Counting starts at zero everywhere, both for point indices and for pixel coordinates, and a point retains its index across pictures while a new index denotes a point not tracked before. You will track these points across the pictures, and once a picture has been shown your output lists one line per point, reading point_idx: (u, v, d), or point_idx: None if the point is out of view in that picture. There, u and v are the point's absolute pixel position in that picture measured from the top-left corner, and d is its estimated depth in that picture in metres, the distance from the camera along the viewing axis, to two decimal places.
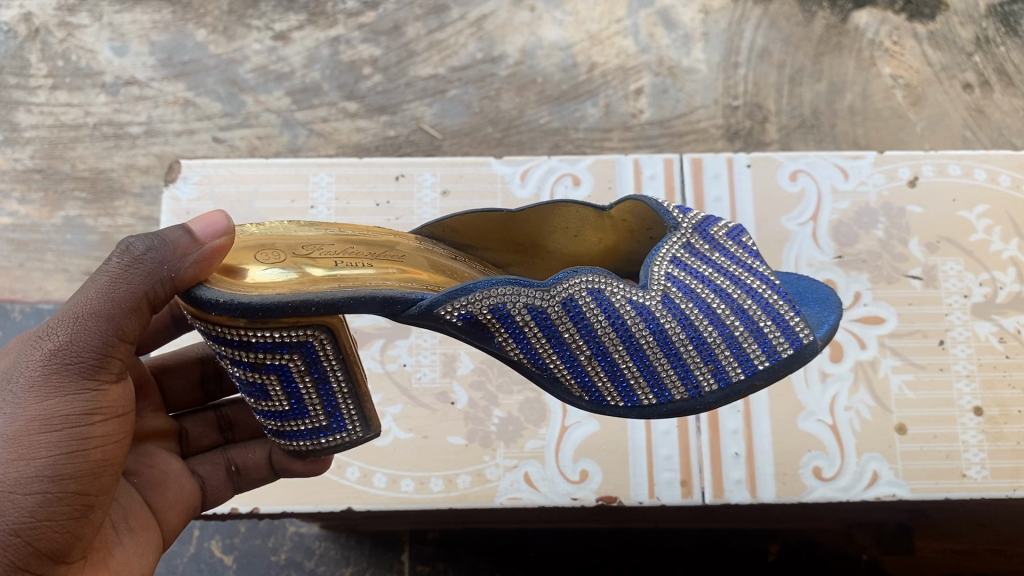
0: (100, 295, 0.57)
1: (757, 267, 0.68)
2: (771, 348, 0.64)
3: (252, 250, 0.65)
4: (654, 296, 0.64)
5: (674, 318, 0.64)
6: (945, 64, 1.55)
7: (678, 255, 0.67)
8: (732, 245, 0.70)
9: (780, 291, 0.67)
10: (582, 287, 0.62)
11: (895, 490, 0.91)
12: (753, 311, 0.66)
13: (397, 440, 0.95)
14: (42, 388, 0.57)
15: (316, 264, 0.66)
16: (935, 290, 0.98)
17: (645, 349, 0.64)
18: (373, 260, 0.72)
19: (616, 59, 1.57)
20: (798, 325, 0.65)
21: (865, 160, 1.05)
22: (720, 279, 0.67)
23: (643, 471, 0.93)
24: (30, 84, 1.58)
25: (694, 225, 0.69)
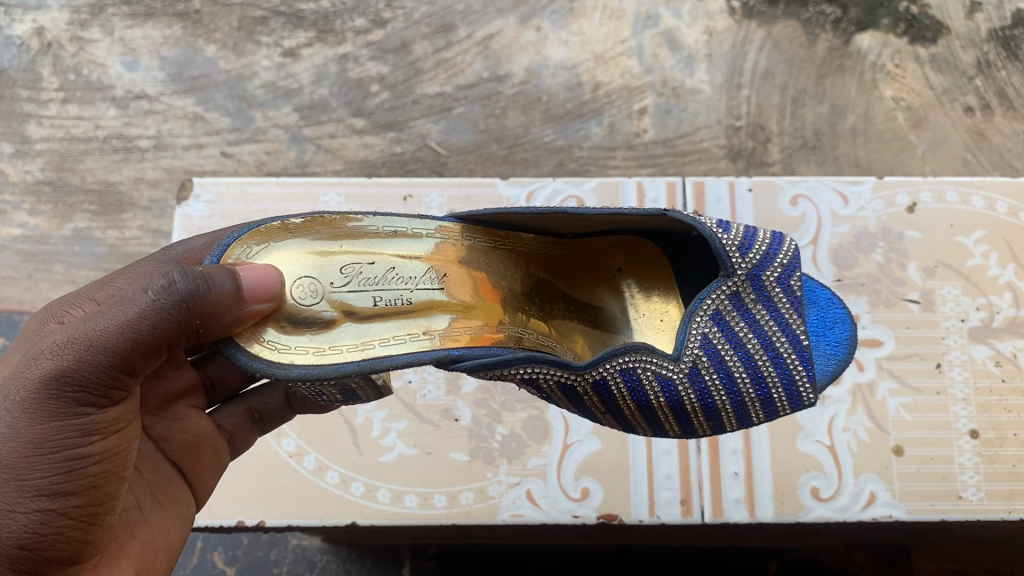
0: (118, 332, 0.56)
1: (791, 326, 0.73)
2: (771, 410, 0.74)
3: (299, 276, 0.68)
4: (681, 369, 0.70)
5: (693, 388, 0.71)
6: (947, 87, 1.57)
7: (719, 308, 0.71)
8: (778, 297, 0.73)
9: (804, 354, 0.73)
10: (615, 370, 0.69)
11: (891, 511, 0.92)
12: (771, 380, 0.72)
13: (402, 455, 0.96)
14: (38, 412, 0.56)
15: (354, 304, 0.70)
16: (933, 314, 1.00)
17: (658, 412, 0.72)
18: (416, 289, 0.74)
19: (621, 79, 1.59)
20: (805, 393, 0.73)
21: (865, 185, 1.05)
22: (752, 344, 0.72)
23: (644, 490, 0.94)
24: (41, 98, 1.60)
25: (749, 271, 0.72)
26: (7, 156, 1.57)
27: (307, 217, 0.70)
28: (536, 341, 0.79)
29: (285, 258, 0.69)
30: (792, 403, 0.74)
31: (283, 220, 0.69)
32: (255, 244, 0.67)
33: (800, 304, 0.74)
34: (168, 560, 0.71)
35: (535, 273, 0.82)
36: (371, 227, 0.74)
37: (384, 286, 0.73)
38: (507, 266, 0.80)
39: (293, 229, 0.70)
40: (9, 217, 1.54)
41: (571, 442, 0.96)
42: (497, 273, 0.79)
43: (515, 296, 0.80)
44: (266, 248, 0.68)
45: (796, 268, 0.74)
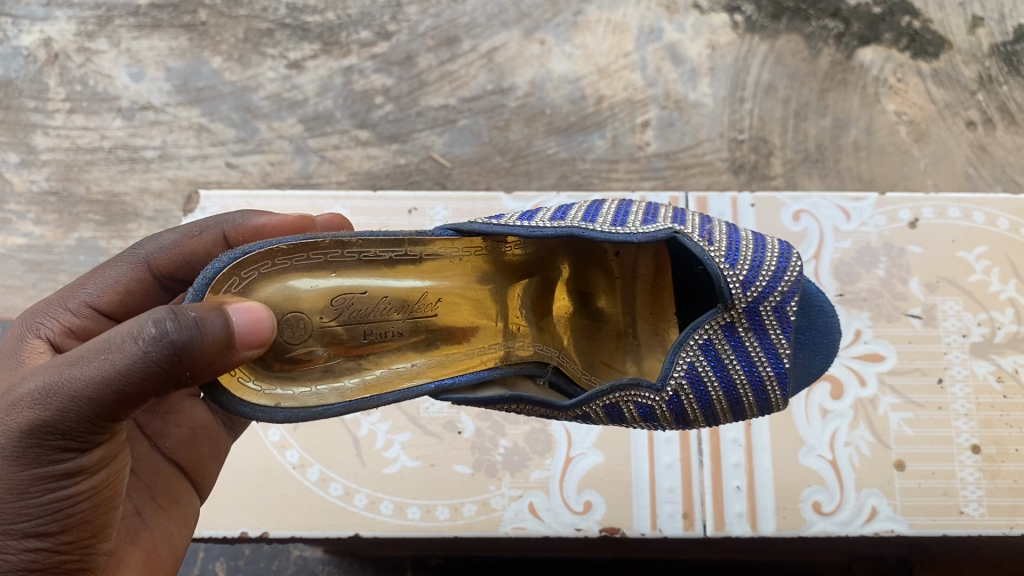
0: (102, 384, 0.52)
1: (777, 351, 0.74)
2: (740, 417, 0.77)
3: (291, 311, 0.68)
4: (663, 398, 0.71)
5: (671, 411, 0.72)
6: (948, 102, 1.57)
7: (709, 337, 0.72)
8: (769, 324, 0.73)
9: (783, 377, 0.75)
10: (600, 406, 0.70)
11: (893, 526, 0.92)
12: (745, 397, 0.75)
13: (405, 468, 0.96)
14: (21, 458, 0.54)
15: (342, 334, 0.72)
16: (934, 329, 1.00)
17: (632, 425, 0.74)
18: (405, 311, 0.76)
19: (624, 92, 1.60)
20: (775, 404, 0.76)
21: (867, 201, 1.06)
22: (736, 371, 0.73)
23: (646, 503, 0.94)
24: (47, 108, 1.61)
25: (747, 305, 0.72)
26: (13, 166, 1.58)
27: (298, 243, 0.66)
28: (523, 357, 0.80)
29: (277, 285, 0.67)
30: (761, 410, 0.77)
31: (274, 248, 0.65)
32: (241, 272, 0.64)
33: (790, 329, 0.75)
34: (173, 563, 0.71)
35: (520, 275, 0.83)
36: (365, 249, 0.71)
37: (374, 315, 0.74)
38: (498, 283, 0.82)
39: (282, 253, 0.66)
40: (15, 226, 1.55)
41: (573, 455, 0.96)
42: (486, 289, 0.81)
43: (502, 305, 0.82)
44: (256, 277, 0.65)
45: (793, 295, 0.74)
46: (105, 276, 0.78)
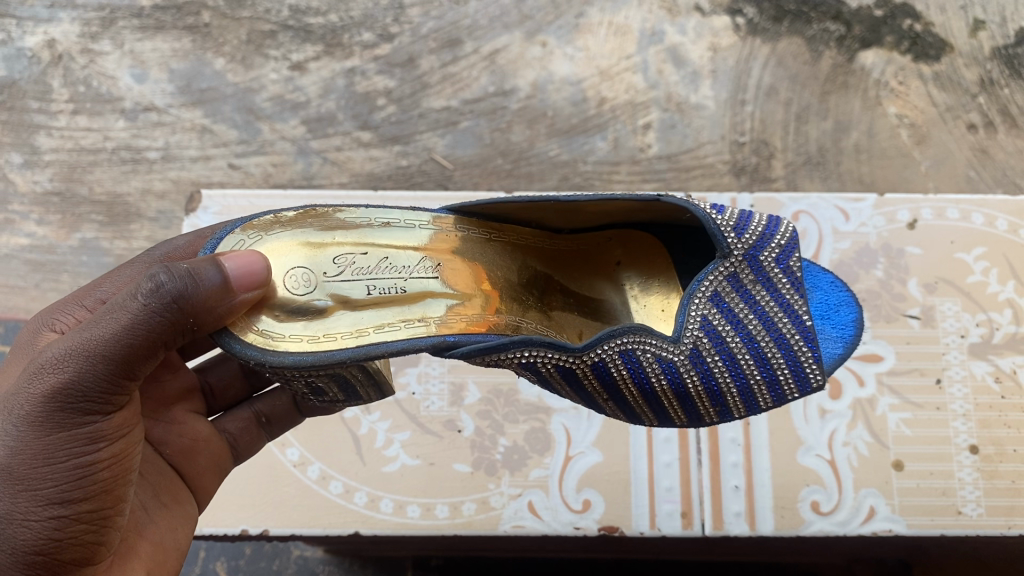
0: (114, 338, 0.56)
1: (791, 304, 0.74)
2: (778, 393, 0.74)
3: (291, 264, 0.70)
4: (682, 351, 0.71)
5: (696, 373, 0.72)
6: (949, 105, 1.58)
7: (717, 289, 0.72)
8: (777, 276, 0.73)
9: (805, 333, 0.73)
10: (615, 353, 0.69)
11: (891, 525, 0.93)
12: (773, 361, 0.73)
13: (405, 466, 0.96)
14: (44, 424, 0.56)
15: (348, 293, 0.71)
16: (932, 330, 1.00)
17: (660, 397, 0.72)
18: (411, 279, 0.75)
19: (625, 95, 1.61)
20: (812, 373, 0.74)
21: (866, 201, 1.06)
22: (753, 325, 0.72)
23: (645, 502, 0.94)
24: (51, 109, 1.61)
25: (747, 252, 0.73)
26: (17, 166, 1.59)
27: (300, 210, 0.72)
28: (533, 329, 0.79)
29: (277, 243, 0.70)
30: (801, 385, 0.74)
31: (273, 215, 0.71)
32: (246, 235, 0.69)
33: (801, 283, 0.74)
34: (178, 558, 0.72)
35: (532, 267, 0.82)
36: (364, 216, 0.75)
37: (377, 277, 0.73)
38: (504, 259, 0.81)
39: (284, 222, 0.72)
40: (18, 226, 1.55)
41: (572, 454, 0.96)
42: (493, 264, 0.80)
43: (512, 286, 0.80)
44: (259, 240, 0.70)
45: (793, 247, 0.75)
46: (121, 274, 0.78)
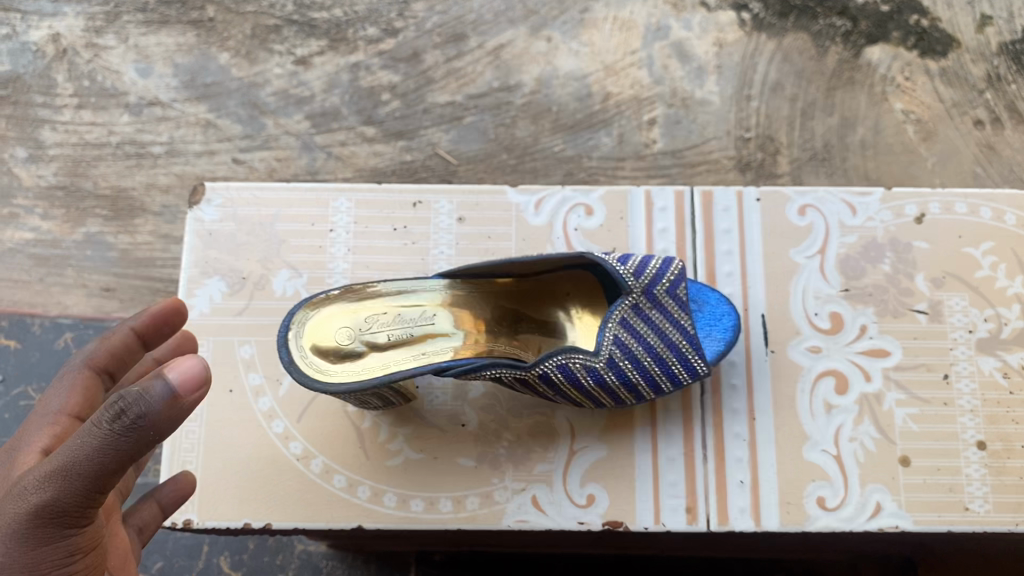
0: (87, 462, 0.54)
1: (681, 323, 0.92)
2: (677, 381, 0.92)
3: (337, 326, 0.90)
4: (602, 360, 0.88)
5: (614, 373, 0.89)
6: (956, 101, 1.57)
7: (623, 316, 0.90)
8: (671, 303, 0.92)
9: (691, 339, 0.91)
10: (553, 366, 0.86)
11: (897, 521, 0.92)
12: (670, 362, 0.91)
13: (408, 460, 0.96)
14: (31, 540, 0.56)
15: (376, 340, 0.91)
16: (941, 325, 0.99)
17: (588, 390, 0.90)
18: (418, 326, 0.93)
19: (631, 90, 1.60)
20: (697, 364, 0.91)
21: (873, 195, 1.04)
22: (654, 340, 0.90)
23: (649, 497, 0.94)
24: (56, 103, 1.61)
25: (644, 286, 0.91)
26: (21, 160, 1.58)
27: (342, 287, 0.92)
28: (504, 351, 0.95)
29: (326, 310, 0.91)
30: (691, 374, 0.92)
31: (325, 292, 0.91)
32: (308, 307, 0.90)
33: (688, 305, 0.93)
34: None
35: (502, 303, 0.97)
36: (385, 288, 0.93)
37: (393, 330, 0.92)
38: (480, 304, 0.96)
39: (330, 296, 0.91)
40: (22, 221, 1.55)
41: (576, 449, 0.95)
42: (477, 310, 0.96)
43: (491, 322, 0.96)
44: (312, 314, 0.90)
45: (681, 279, 0.93)
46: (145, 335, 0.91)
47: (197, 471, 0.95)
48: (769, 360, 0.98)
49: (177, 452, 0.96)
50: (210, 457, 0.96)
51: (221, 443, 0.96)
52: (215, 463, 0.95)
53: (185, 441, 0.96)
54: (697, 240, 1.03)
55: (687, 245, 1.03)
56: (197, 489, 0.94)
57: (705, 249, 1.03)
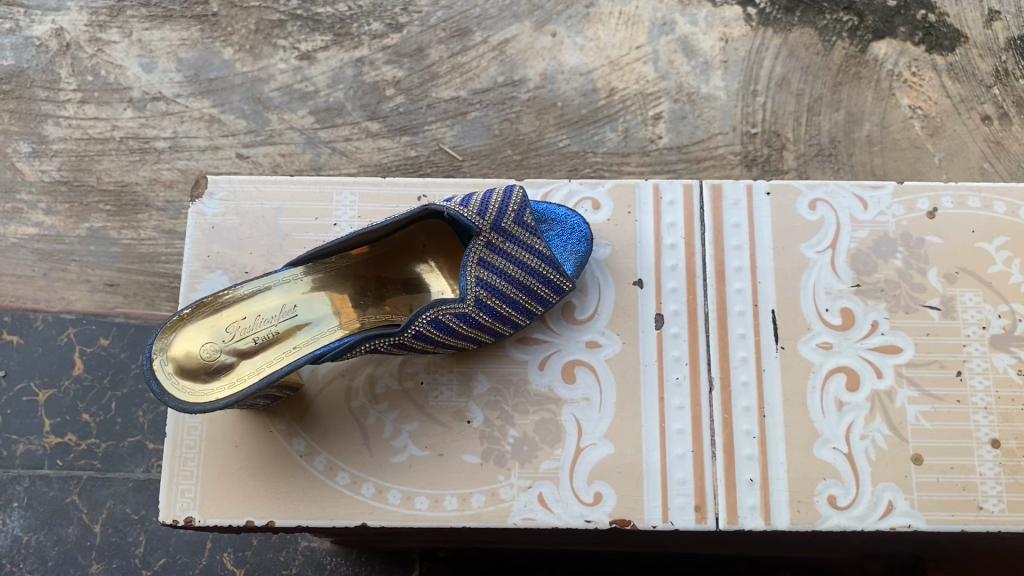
0: None
1: (537, 248, 0.90)
2: (545, 300, 0.93)
3: (202, 342, 0.86)
4: (473, 304, 0.88)
5: (488, 314, 0.89)
6: (964, 96, 1.55)
7: (480, 256, 0.88)
8: (520, 232, 0.90)
9: (551, 262, 0.91)
10: (424, 322, 0.86)
11: (910, 521, 0.91)
12: (540, 289, 0.91)
13: (412, 457, 0.94)
14: None
15: (242, 347, 0.87)
16: (953, 321, 0.98)
17: (470, 335, 0.91)
18: (283, 321, 0.90)
19: (636, 85, 1.59)
20: (561, 281, 0.92)
21: (885, 189, 1.03)
22: (519, 273, 0.90)
23: (657, 495, 0.93)
24: (59, 98, 1.60)
25: (491, 223, 0.88)
26: (25, 156, 1.58)
27: (197, 304, 0.86)
28: (376, 322, 0.94)
29: (195, 331, 0.86)
30: (557, 290, 0.93)
31: (176, 315, 0.85)
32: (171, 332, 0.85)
33: (537, 230, 0.91)
34: None
35: (362, 273, 0.95)
36: (236, 291, 0.89)
37: (256, 332, 0.88)
38: (325, 286, 0.93)
39: (185, 316, 0.86)
40: (26, 216, 1.54)
41: (583, 446, 0.94)
42: (324, 294, 0.93)
43: (350, 299, 0.94)
44: (174, 337, 0.85)
45: (525, 205, 0.91)
46: None
47: (198, 468, 0.94)
48: (780, 356, 0.97)
49: (179, 449, 0.95)
50: (212, 454, 0.95)
51: (222, 440, 0.95)
52: (219, 459, 0.95)
53: (187, 438, 0.95)
54: (705, 234, 1.02)
55: (695, 239, 1.01)
56: (199, 487, 0.94)
57: (713, 243, 1.01)
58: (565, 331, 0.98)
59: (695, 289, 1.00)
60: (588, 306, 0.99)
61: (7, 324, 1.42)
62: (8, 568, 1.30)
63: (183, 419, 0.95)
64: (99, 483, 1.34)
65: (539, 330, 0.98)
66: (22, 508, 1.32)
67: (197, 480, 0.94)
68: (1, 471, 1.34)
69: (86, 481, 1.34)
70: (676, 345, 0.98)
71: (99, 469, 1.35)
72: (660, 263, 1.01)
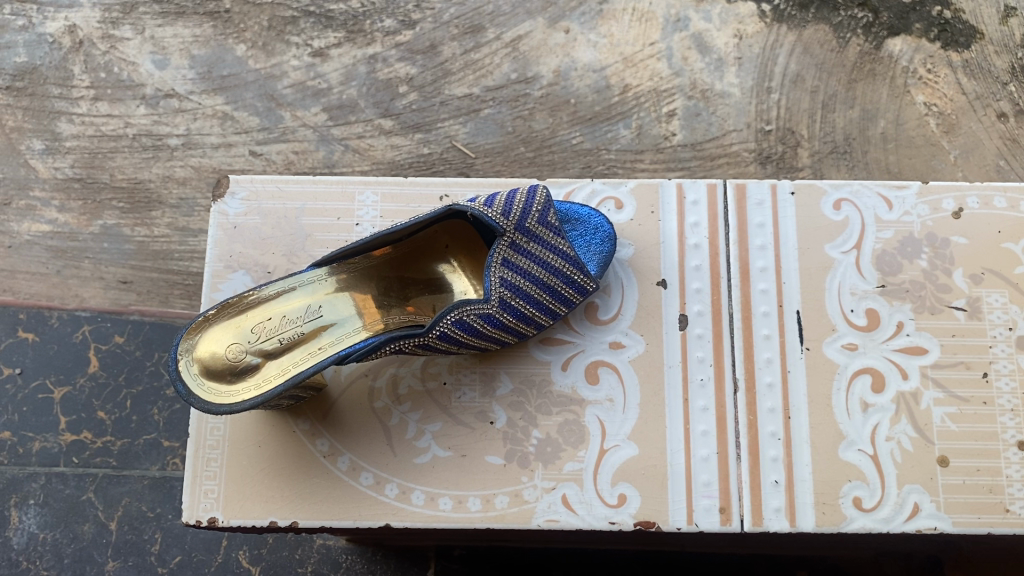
0: None
1: (561, 249, 0.91)
2: (568, 301, 0.93)
3: (228, 343, 0.86)
4: (498, 304, 0.88)
5: (512, 315, 0.89)
6: (979, 93, 1.54)
7: (505, 256, 0.88)
8: (543, 233, 0.90)
9: (575, 263, 0.91)
10: (449, 323, 0.86)
11: (936, 523, 0.91)
12: (563, 290, 0.91)
13: (436, 457, 0.94)
14: None
15: (268, 348, 0.87)
16: (979, 322, 0.97)
17: (493, 336, 0.90)
18: (308, 321, 0.90)
19: (650, 82, 1.58)
20: (585, 282, 0.92)
21: (910, 189, 1.02)
22: (543, 274, 0.90)
23: (682, 497, 0.93)
24: (72, 95, 1.60)
25: (515, 224, 0.89)
26: (38, 153, 1.57)
27: (222, 305, 0.86)
28: (399, 323, 0.94)
29: (220, 331, 0.86)
30: (580, 291, 0.93)
31: (202, 315, 0.85)
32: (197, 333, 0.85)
33: (561, 231, 0.91)
34: None
35: (386, 273, 0.95)
36: (261, 292, 0.89)
37: (281, 332, 0.88)
38: (348, 287, 0.93)
39: (211, 317, 0.86)
40: (39, 213, 1.54)
41: (607, 447, 0.94)
42: (347, 294, 0.93)
43: (373, 299, 0.94)
44: (200, 338, 0.85)
45: (548, 205, 0.91)
46: None
47: (221, 469, 0.94)
48: (805, 357, 0.97)
49: (201, 449, 0.95)
50: (235, 454, 0.95)
51: (245, 440, 0.95)
52: (242, 459, 0.95)
53: (209, 438, 0.95)
54: (730, 234, 1.01)
55: (719, 239, 1.01)
56: (223, 487, 0.94)
57: (738, 243, 1.01)
58: (588, 331, 0.98)
59: (719, 289, 0.99)
60: (612, 306, 0.99)
61: (22, 322, 1.42)
62: (25, 566, 1.30)
63: (206, 419, 0.96)
64: (115, 481, 1.34)
65: (562, 330, 0.98)
66: (38, 505, 1.33)
67: (221, 480, 0.94)
68: (18, 468, 1.34)
69: (102, 479, 1.34)
70: (700, 347, 0.97)
71: (114, 467, 1.35)
72: (684, 263, 1.00)
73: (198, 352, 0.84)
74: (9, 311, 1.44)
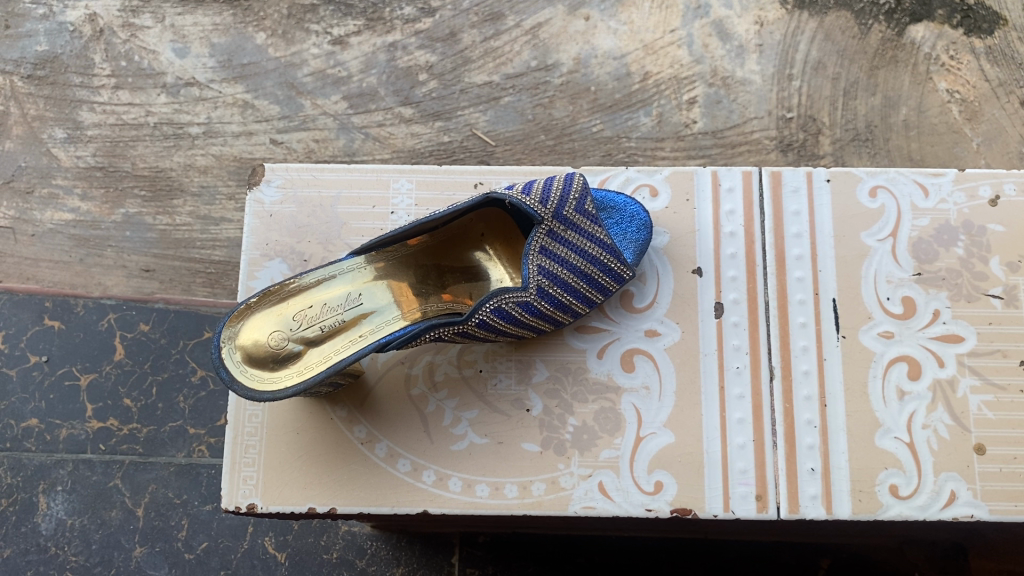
0: None
1: (598, 237, 0.91)
2: (604, 289, 0.93)
3: (270, 330, 0.86)
4: (536, 293, 0.88)
5: (549, 303, 0.90)
6: (1003, 79, 1.53)
7: (543, 244, 0.88)
8: (581, 221, 0.90)
9: (612, 251, 0.91)
10: (487, 311, 0.86)
11: (973, 511, 0.91)
12: (600, 278, 0.91)
13: (472, 445, 0.95)
14: None
15: (309, 335, 0.88)
16: (1016, 310, 0.97)
17: (531, 324, 0.91)
18: (348, 309, 0.90)
19: (670, 69, 1.57)
20: (621, 271, 0.92)
21: (945, 176, 1.02)
22: (580, 262, 0.90)
23: (718, 485, 0.93)
24: (93, 83, 1.60)
25: (553, 212, 0.89)
26: (60, 141, 1.58)
27: (264, 292, 0.87)
28: (437, 311, 0.95)
29: (263, 319, 0.87)
30: (617, 280, 0.93)
31: (245, 303, 0.86)
32: (239, 321, 0.86)
33: (598, 219, 0.92)
34: None
35: (422, 262, 0.95)
36: (302, 279, 0.89)
37: (322, 319, 0.89)
38: (386, 275, 0.93)
39: (253, 304, 0.87)
40: (62, 202, 1.55)
41: (643, 435, 0.94)
42: (385, 282, 0.93)
43: (410, 287, 0.94)
44: (242, 325, 0.86)
45: (586, 194, 0.91)
46: None
47: (260, 456, 0.95)
48: (841, 345, 0.97)
49: (240, 436, 0.95)
50: (273, 441, 0.96)
51: (284, 427, 0.96)
52: (280, 446, 0.95)
53: (248, 425, 0.96)
54: (765, 222, 1.01)
55: (755, 227, 1.01)
56: (261, 474, 0.95)
57: (773, 231, 1.01)
58: (624, 319, 0.98)
59: (755, 277, 0.99)
60: (647, 294, 0.99)
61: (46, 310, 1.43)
62: (53, 552, 1.31)
63: (245, 407, 0.96)
64: (141, 468, 1.35)
65: (597, 318, 0.98)
66: (66, 491, 1.34)
67: (259, 467, 0.95)
68: (45, 455, 1.36)
69: (129, 466, 1.35)
70: (737, 335, 0.97)
71: (140, 454, 1.36)
72: (720, 251, 1.00)
73: (240, 339, 0.85)
74: (34, 299, 1.44)
